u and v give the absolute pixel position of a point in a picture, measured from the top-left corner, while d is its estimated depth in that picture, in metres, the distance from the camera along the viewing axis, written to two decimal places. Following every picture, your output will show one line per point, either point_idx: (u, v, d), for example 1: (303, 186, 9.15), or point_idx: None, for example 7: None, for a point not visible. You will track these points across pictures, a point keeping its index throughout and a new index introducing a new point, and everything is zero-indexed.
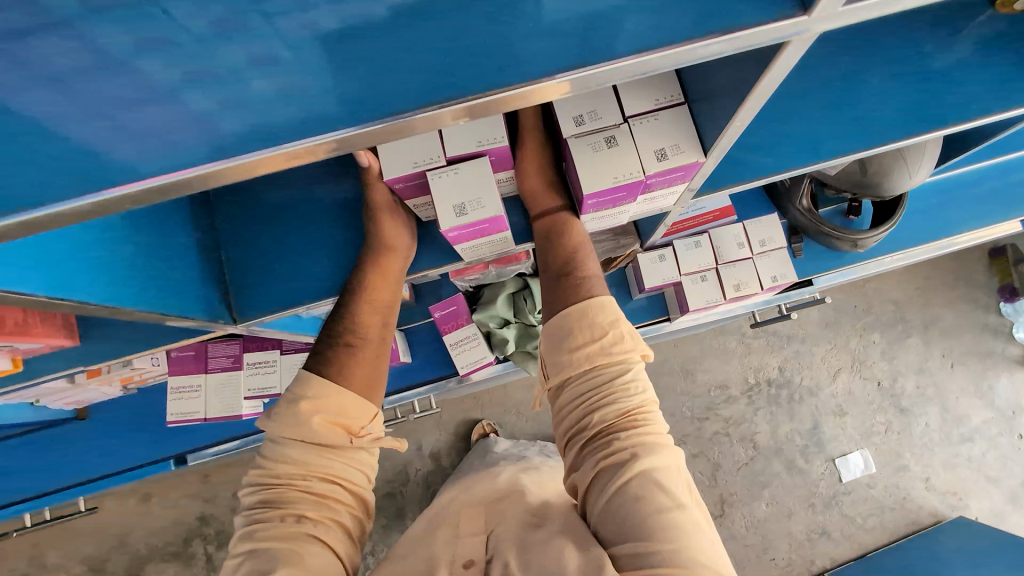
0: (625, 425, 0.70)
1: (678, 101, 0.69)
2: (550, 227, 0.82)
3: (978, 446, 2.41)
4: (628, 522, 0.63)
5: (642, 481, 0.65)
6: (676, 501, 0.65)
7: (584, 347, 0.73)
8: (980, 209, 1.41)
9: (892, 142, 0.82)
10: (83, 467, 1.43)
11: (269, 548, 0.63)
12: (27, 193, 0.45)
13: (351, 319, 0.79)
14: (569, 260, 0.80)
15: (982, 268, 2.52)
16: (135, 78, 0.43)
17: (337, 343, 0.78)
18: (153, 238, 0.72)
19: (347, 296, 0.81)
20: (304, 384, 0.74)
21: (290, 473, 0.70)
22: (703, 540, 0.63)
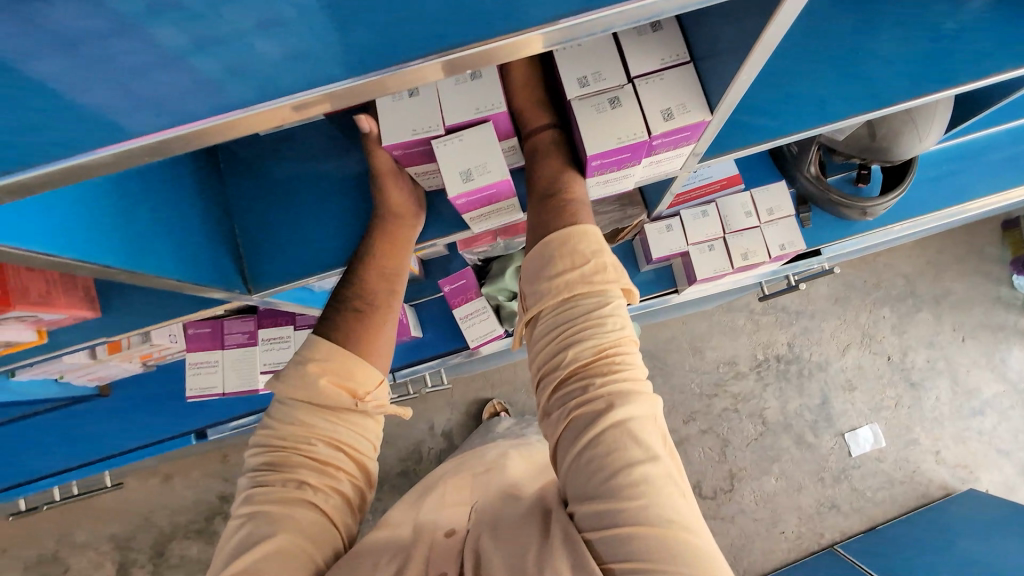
0: (602, 366, 0.65)
1: (683, 61, 0.69)
2: (536, 146, 0.77)
3: (989, 419, 2.41)
4: (595, 479, 0.60)
5: (615, 430, 0.61)
6: (649, 453, 0.61)
7: (563, 275, 0.68)
8: (991, 176, 1.40)
9: (898, 103, 0.82)
10: (108, 443, 1.46)
11: (267, 511, 0.66)
12: (52, 144, 0.48)
13: (360, 286, 0.80)
14: (554, 180, 0.75)
15: (995, 241, 2.49)
16: (143, 43, 0.44)
17: (346, 310, 0.79)
18: (168, 206, 0.74)
19: (357, 265, 0.82)
20: (312, 346, 0.76)
21: (293, 439, 0.72)
22: (673, 494, 0.59)
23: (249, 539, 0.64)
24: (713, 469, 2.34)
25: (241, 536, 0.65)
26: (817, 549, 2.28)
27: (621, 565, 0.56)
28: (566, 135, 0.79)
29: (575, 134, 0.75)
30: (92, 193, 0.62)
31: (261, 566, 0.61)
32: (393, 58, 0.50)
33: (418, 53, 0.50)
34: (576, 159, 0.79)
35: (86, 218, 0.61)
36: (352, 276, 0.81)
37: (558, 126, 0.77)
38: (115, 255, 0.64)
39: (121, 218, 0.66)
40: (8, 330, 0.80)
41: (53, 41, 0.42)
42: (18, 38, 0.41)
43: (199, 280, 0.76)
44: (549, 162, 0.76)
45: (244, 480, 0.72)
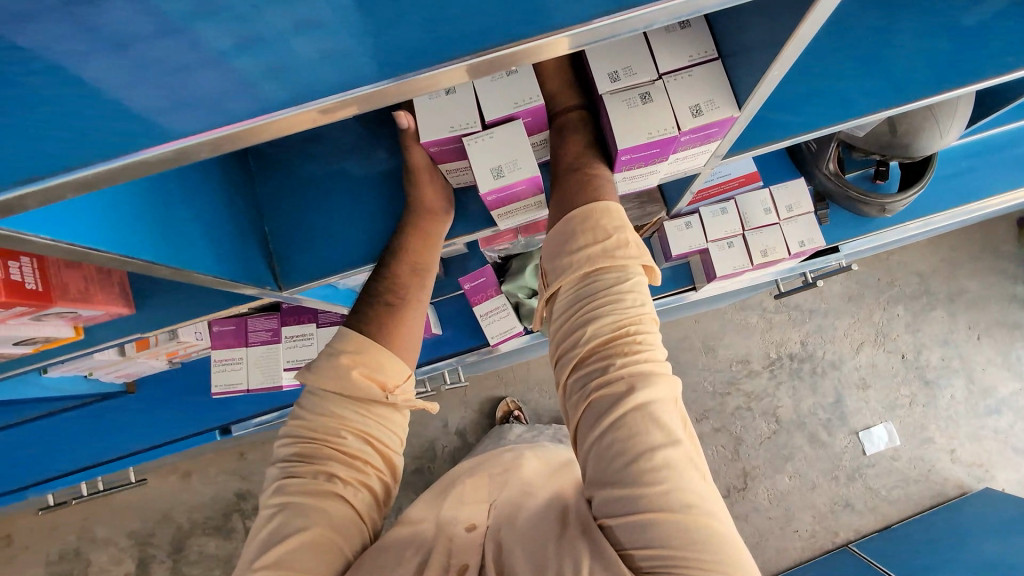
0: (622, 346, 0.65)
1: (711, 58, 0.69)
2: (564, 126, 0.78)
3: (1005, 418, 2.39)
4: (615, 464, 0.60)
5: (636, 413, 0.62)
6: (669, 437, 0.61)
7: (585, 250, 0.69)
8: (1011, 173, 1.40)
9: (923, 99, 0.82)
10: (131, 440, 1.48)
11: (298, 503, 0.67)
12: (95, 147, 0.48)
13: (391, 280, 0.82)
14: (580, 159, 0.76)
15: (1011, 238, 2.48)
16: (189, 44, 0.45)
17: (377, 302, 0.81)
18: (201, 203, 0.75)
19: (387, 258, 0.83)
20: (344, 339, 0.77)
21: (323, 430, 0.73)
22: (693, 478, 0.60)
23: (279, 530, 0.65)
24: (726, 467, 2.33)
25: (271, 526, 0.66)
26: (832, 548, 2.28)
27: (642, 551, 0.58)
28: (593, 118, 0.80)
29: (602, 117, 0.75)
30: (130, 189, 0.63)
31: (293, 557, 0.63)
32: (435, 57, 0.51)
33: (463, 51, 0.51)
34: (602, 143, 0.79)
35: (125, 214, 0.62)
36: (383, 269, 0.82)
37: (586, 108, 0.78)
38: (153, 251, 0.65)
39: (157, 213, 0.67)
40: (46, 326, 0.82)
41: (103, 42, 0.44)
42: (72, 38, 0.43)
43: (231, 276, 0.77)
44: (574, 143, 0.77)
45: (273, 469, 0.73)
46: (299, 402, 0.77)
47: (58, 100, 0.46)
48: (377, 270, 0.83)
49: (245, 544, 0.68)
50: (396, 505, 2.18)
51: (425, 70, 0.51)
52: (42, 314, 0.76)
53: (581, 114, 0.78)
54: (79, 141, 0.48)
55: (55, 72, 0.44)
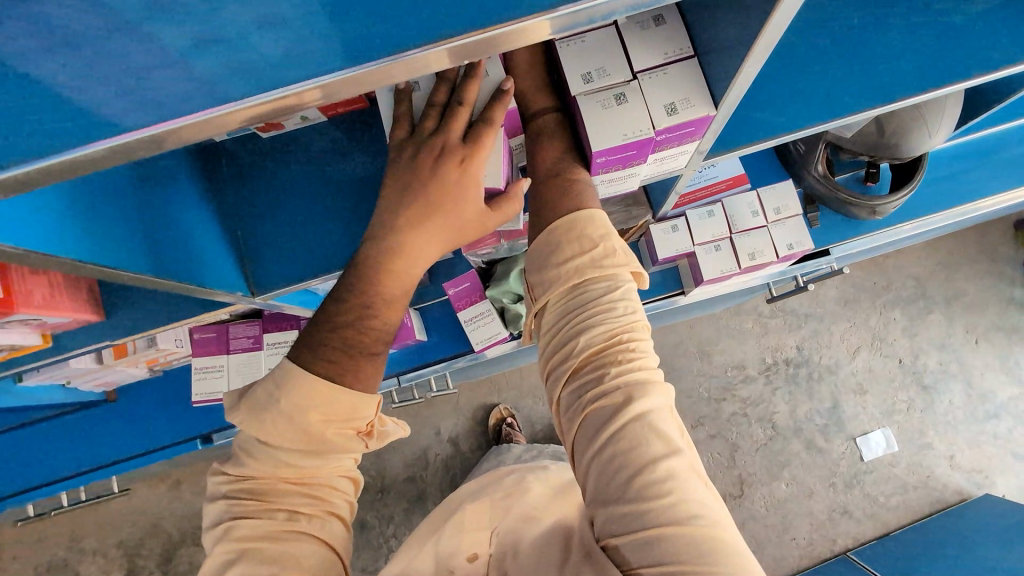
0: (615, 355, 0.63)
1: (687, 55, 0.68)
2: (540, 128, 0.76)
3: (1005, 423, 2.37)
4: (616, 481, 0.58)
5: (635, 423, 0.60)
6: (670, 446, 0.59)
7: (573, 260, 0.67)
8: (1005, 174, 1.38)
9: (913, 97, 0.80)
10: (112, 449, 1.46)
11: (257, 548, 0.63)
12: (36, 141, 0.47)
13: (376, 329, 0.71)
14: (558, 161, 0.74)
15: (1007, 241, 2.47)
16: (144, 44, 0.43)
17: (360, 354, 0.71)
18: (170, 215, 0.74)
19: (374, 303, 0.70)
20: (302, 394, 0.68)
21: (272, 466, 0.69)
22: (697, 486, 0.58)
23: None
24: (723, 474, 2.30)
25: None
26: (830, 555, 2.25)
27: (651, 569, 0.55)
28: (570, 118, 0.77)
29: (580, 122, 0.73)
30: (81, 193, 0.61)
31: None
32: (389, 48, 0.49)
33: (425, 37, 0.49)
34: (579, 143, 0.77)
35: (80, 219, 0.61)
36: (371, 318, 0.70)
37: (560, 110, 0.75)
38: (116, 259, 0.64)
39: (108, 217, 0.64)
40: (12, 333, 0.80)
41: (55, 43, 0.42)
42: (26, 38, 0.41)
43: (202, 282, 0.76)
44: (545, 149, 0.75)
45: (216, 517, 0.68)
46: (240, 437, 0.72)
47: None
48: (353, 312, 0.70)
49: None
50: (388, 514, 2.16)
51: (380, 61, 0.49)
52: (6, 320, 0.74)
53: (558, 116, 0.76)
54: (28, 139, 0.46)
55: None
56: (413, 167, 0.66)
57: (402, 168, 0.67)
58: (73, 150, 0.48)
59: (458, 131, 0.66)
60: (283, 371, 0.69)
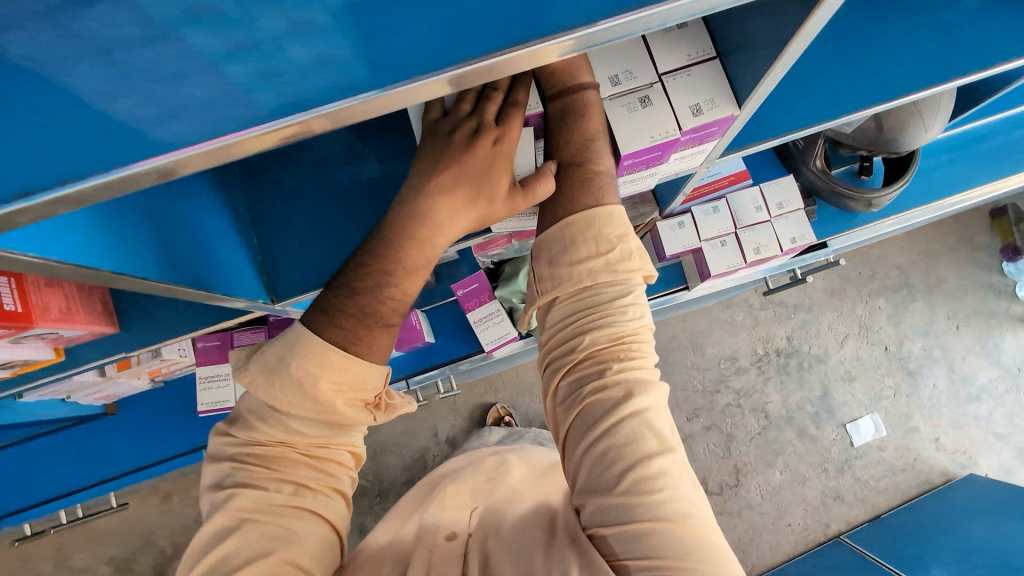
0: (619, 353, 0.64)
1: (709, 56, 0.68)
2: (567, 106, 0.67)
3: (986, 405, 2.44)
4: (609, 473, 0.59)
5: (633, 420, 0.61)
6: (663, 445, 0.61)
7: (587, 261, 0.66)
8: (989, 165, 1.43)
9: (916, 93, 0.82)
10: (112, 463, 1.43)
11: (260, 519, 0.64)
12: (71, 164, 0.44)
13: (394, 300, 0.67)
14: (581, 149, 0.67)
15: (984, 229, 2.53)
16: (178, 49, 0.41)
17: (376, 325, 0.68)
18: (188, 226, 0.72)
19: (390, 272, 0.66)
20: (315, 357, 0.66)
21: (281, 434, 0.68)
22: (685, 486, 0.60)
23: (236, 556, 0.61)
24: (718, 465, 2.34)
25: (227, 553, 0.62)
26: (825, 539, 2.30)
27: (637, 561, 0.57)
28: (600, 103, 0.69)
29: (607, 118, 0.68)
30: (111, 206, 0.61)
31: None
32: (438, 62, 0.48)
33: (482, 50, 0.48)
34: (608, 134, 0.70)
35: (107, 232, 0.60)
36: (390, 285, 0.66)
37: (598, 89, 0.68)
38: (122, 263, 0.61)
39: (126, 231, 0.63)
40: (25, 348, 0.78)
41: (86, 46, 0.40)
42: (57, 43, 0.39)
43: (215, 288, 0.74)
44: (585, 127, 0.66)
45: (221, 478, 0.68)
46: (250, 400, 0.71)
47: (28, 113, 0.41)
48: (373, 277, 0.66)
49: (194, 566, 0.63)
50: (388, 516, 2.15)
51: (438, 72, 0.48)
52: (22, 335, 0.72)
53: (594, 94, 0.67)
54: (63, 160, 0.44)
55: (21, 73, 0.40)
56: (449, 142, 0.66)
57: (437, 144, 0.66)
58: (103, 174, 0.45)
59: (493, 108, 0.67)
60: (296, 334, 0.67)
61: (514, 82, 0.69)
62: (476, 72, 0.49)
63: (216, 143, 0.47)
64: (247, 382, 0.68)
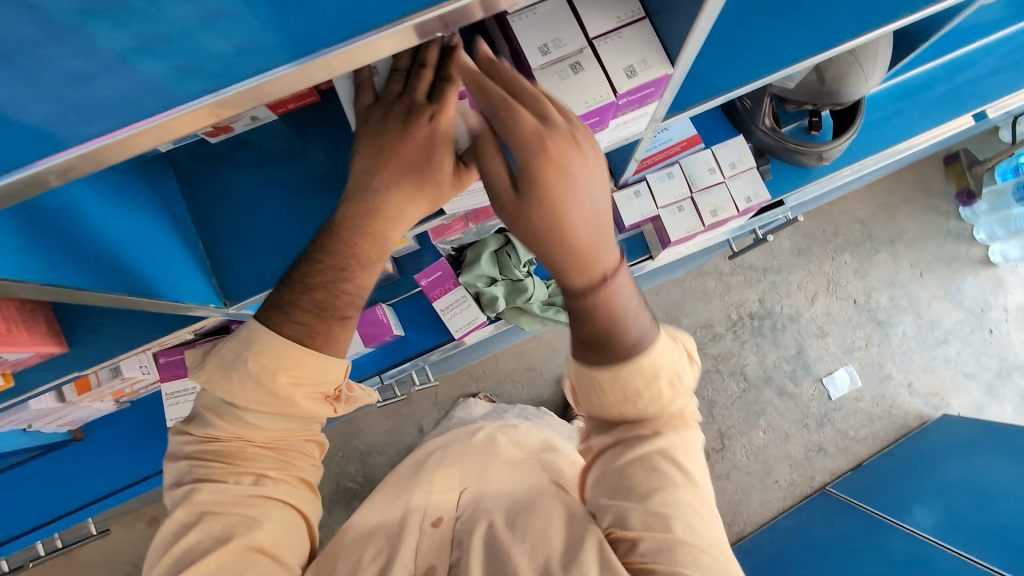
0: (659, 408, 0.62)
1: (638, 17, 0.68)
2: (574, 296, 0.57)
3: (954, 346, 2.51)
4: (631, 495, 0.60)
5: (659, 456, 0.60)
6: (687, 479, 0.60)
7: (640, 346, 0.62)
8: (933, 113, 1.46)
9: (850, 41, 0.84)
10: (86, 489, 1.40)
11: (220, 510, 0.63)
12: None
13: (348, 294, 0.66)
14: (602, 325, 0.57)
15: (939, 177, 2.59)
16: (87, 50, 0.42)
17: (332, 317, 0.67)
18: (122, 230, 0.69)
19: (339, 268, 0.65)
20: (275, 352, 0.65)
21: (237, 428, 0.67)
22: (706, 515, 0.59)
23: (197, 549, 0.61)
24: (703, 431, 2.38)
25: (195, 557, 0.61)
26: (812, 492, 2.35)
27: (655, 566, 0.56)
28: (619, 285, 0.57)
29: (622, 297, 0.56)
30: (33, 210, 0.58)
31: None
32: (355, 29, 0.49)
33: (395, 16, 0.50)
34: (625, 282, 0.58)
35: (40, 243, 0.58)
36: (344, 280, 0.66)
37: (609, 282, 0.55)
38: (57, 275, 0.59)
39: (59, 240, 0.61)
40: None
41: None
42: None
43: (163, 295, 0.72)
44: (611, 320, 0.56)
45: (180, 475, 0.67)
46: (204, 398, 0.70)
47: None
48: (325, 272, 0.65)
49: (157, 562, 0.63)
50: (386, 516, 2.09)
51: (357, 39, 0.50)
52: None
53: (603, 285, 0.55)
54: None
55: None
56: (385, 130, 0.63)
57: (372, 130, 0.64)
58: (25, 167, 0.46)
59: (424, 87, 0.64)
60: (250, 331, 0.66)
61: (445, 56, 0.64)
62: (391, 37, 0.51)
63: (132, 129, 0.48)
64: (204, 381, 0.67)
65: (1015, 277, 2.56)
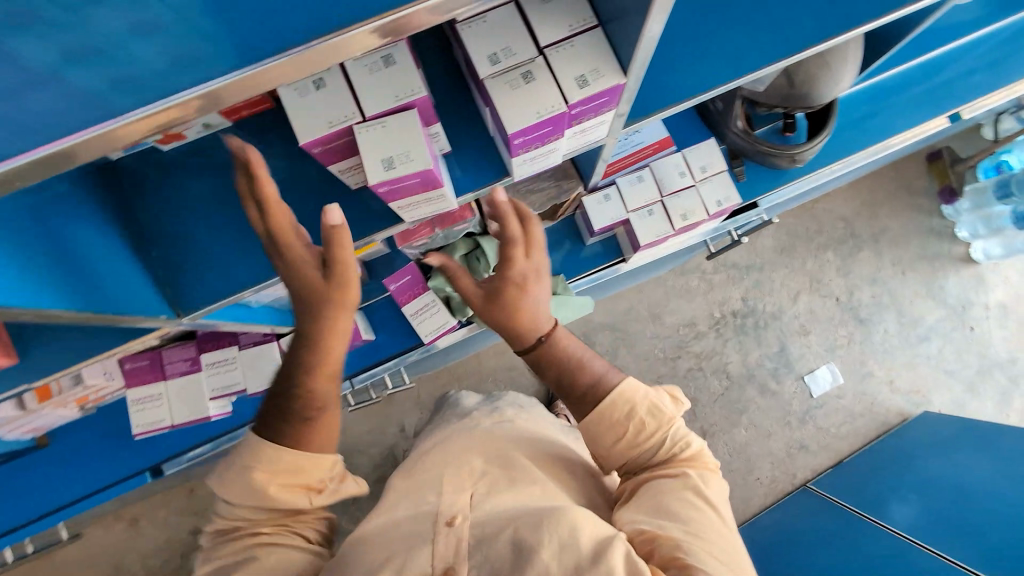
0: (671, 455, 0.72)
1: (592, 25, 0.67)
2: (536, 359, 0.77)
3: (935, 344, 2.52)
4: (665, 518, 0.64)
5: (690, 491, 0.67)
6: (715, 513, 0.65)
7: (635, 414, 0.72)
8: (909, 114, 1.46)
9: (808, 49, 0.85)
10: (54, 495, 1.38)
11: None
12: None
13: (308, 395, 0.74)
14: (559, 383, 0.76)
15: (922, 174, 2.60)
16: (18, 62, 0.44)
17: (296, 418, 0.73)
18: (73, 236, 0.68)
19: (296, 371, 0.75)
20: (256, 452, 0.72)
21: None
22: (726, 542, 0.63)
23: None
24: None
25: None
26: (793, 489, 2.36)
27: None
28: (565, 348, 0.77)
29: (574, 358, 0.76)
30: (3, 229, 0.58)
31: None
32: (274, 47, 0.51)
33: (335, 25, 0.51)
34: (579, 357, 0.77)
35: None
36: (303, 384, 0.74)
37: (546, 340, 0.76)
38: (48, 298, 0.60)
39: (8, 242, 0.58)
40: None
41: None
42: None
43: (113, 308, 0.69)
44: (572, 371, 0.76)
45: None
46: None
47: None
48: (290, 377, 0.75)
49: None
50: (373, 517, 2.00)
51: (278, 57, 0.51)
52: None
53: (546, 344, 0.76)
54: None
55: None
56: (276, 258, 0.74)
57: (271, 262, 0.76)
58: None
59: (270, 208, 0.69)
60: None
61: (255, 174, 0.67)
62: (302, 60, 0.52)
63: (73, 144, 0.50)
64: None
65: (997, 275, 2.57)
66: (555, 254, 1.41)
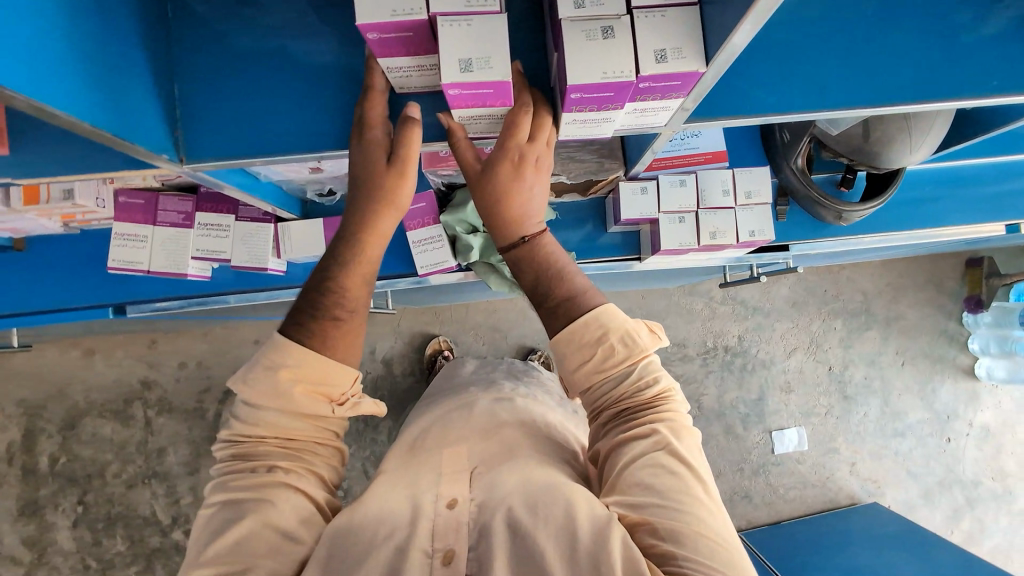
0: (643, 399, 0.68)
1: (690, 2, 0.64)
2: (521, 255, 0.73)
3: (908, 441, 2.50)
4: (643, 487, 0.61)
5: (666, 452, 0.63)
6: (692, 472, 0.62)
7: (606, 338, 0.67)
8: (970, 208, 1.40)
9: (908, 105, 0.81)
10: (18, 301, 1.38)
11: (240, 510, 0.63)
12: None
13: (338, 292, 0.74)
14: (536, 286, 0.72)
15: (955, 275, 2.55)
16: None
17: (323, 317, 0.72)
18: (92, 45, 0.63)
19: (332, 266, 0.75)
20: (281, 351, 0.69)
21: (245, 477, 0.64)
22: (713, 512, 0.60)
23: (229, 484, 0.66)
24: None
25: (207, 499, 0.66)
26: None
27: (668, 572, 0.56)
28: (553, 252, 0.73)
29: (562, 261, 0.73)
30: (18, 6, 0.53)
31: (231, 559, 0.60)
32: None
33: None
34: (567, 267, 0.73)
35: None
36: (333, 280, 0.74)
37: (531, 237, 0.73)
38: (41, 93, 0.55)
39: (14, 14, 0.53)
40: None
41: None
42: None
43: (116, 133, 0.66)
44: (550, 276, 0.72)
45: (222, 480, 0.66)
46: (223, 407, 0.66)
47: None
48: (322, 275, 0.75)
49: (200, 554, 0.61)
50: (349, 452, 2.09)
51: None
52: None
53: (535, 240, 0.73)
54: None
55: None
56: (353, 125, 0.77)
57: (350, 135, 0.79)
58: None
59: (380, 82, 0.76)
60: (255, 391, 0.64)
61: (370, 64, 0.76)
62: None
63: None
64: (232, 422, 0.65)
65: (991, 396, 2.54)
66: (575, 232, 1.36)
